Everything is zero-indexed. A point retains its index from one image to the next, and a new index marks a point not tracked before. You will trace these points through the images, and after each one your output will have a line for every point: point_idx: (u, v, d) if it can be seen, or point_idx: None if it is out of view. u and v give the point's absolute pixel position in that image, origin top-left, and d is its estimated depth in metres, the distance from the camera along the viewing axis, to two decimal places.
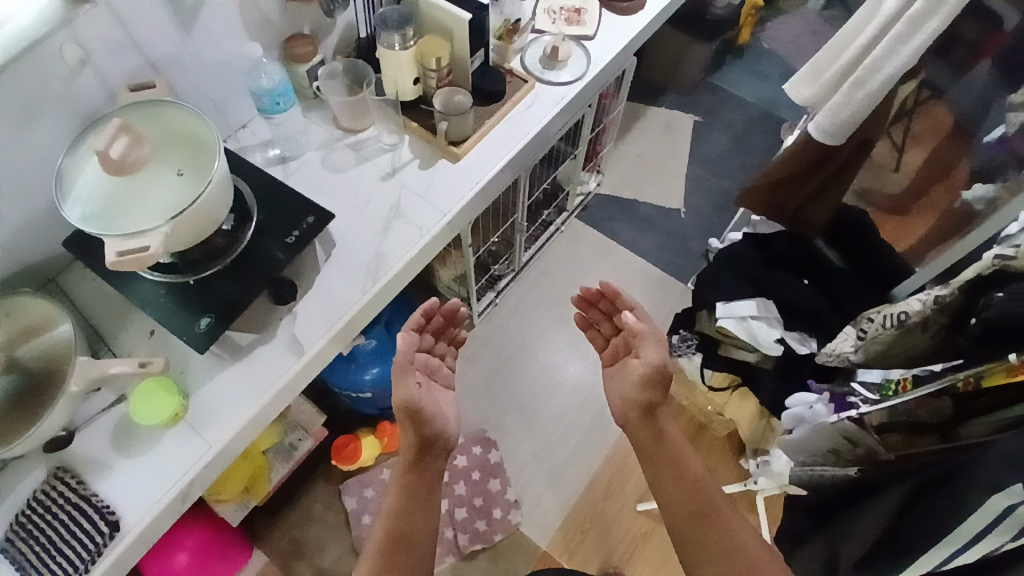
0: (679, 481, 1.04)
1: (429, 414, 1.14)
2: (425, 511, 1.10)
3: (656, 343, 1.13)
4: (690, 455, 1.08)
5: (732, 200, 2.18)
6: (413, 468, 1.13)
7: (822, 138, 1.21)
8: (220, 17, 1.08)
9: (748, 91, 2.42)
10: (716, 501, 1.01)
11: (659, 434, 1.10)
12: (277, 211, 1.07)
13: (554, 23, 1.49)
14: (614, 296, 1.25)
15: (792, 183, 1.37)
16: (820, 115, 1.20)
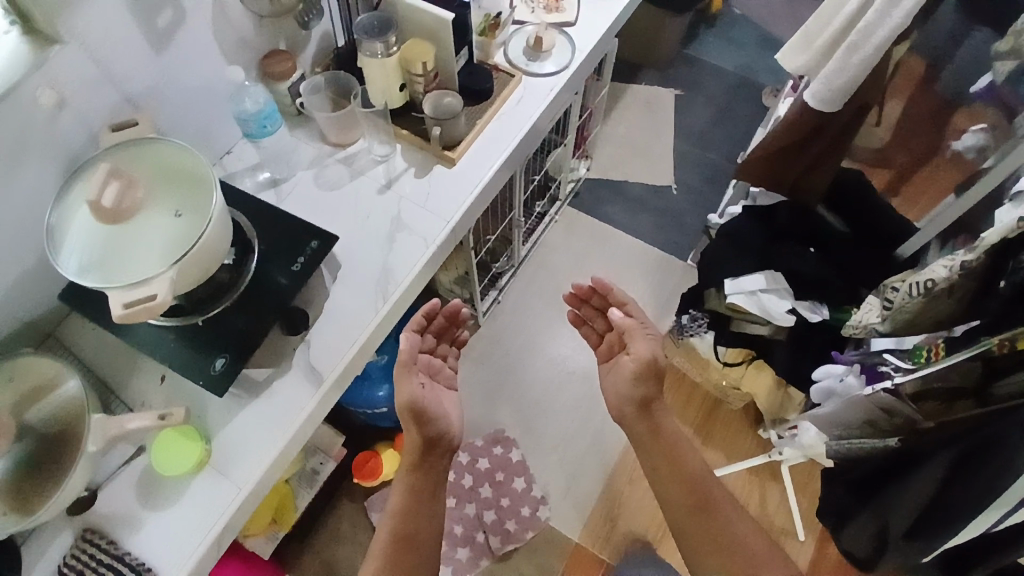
0: (680, 478, 1.11)
1: (434, 416, 1.14)
2: (430, 511, 1.12)
3: (649, 338, 1.17)
4: (689, 450, 1.15)
5: (721, 172, 2.17)
6: (416, 470, 1.14)
7: (819, 105, 1.20)
8: (195, 42, 1.03)
9: (725, 60, 2.40)
10: (714, 494, 1.09)
11: (659, 431, 1.16)
12: (279, 240, 1.04)
13: (534, 12, 1.46)
14: (603, 287, 1.25)
15: (789, 153, 1.36)
16: (815, 83, 1.19)
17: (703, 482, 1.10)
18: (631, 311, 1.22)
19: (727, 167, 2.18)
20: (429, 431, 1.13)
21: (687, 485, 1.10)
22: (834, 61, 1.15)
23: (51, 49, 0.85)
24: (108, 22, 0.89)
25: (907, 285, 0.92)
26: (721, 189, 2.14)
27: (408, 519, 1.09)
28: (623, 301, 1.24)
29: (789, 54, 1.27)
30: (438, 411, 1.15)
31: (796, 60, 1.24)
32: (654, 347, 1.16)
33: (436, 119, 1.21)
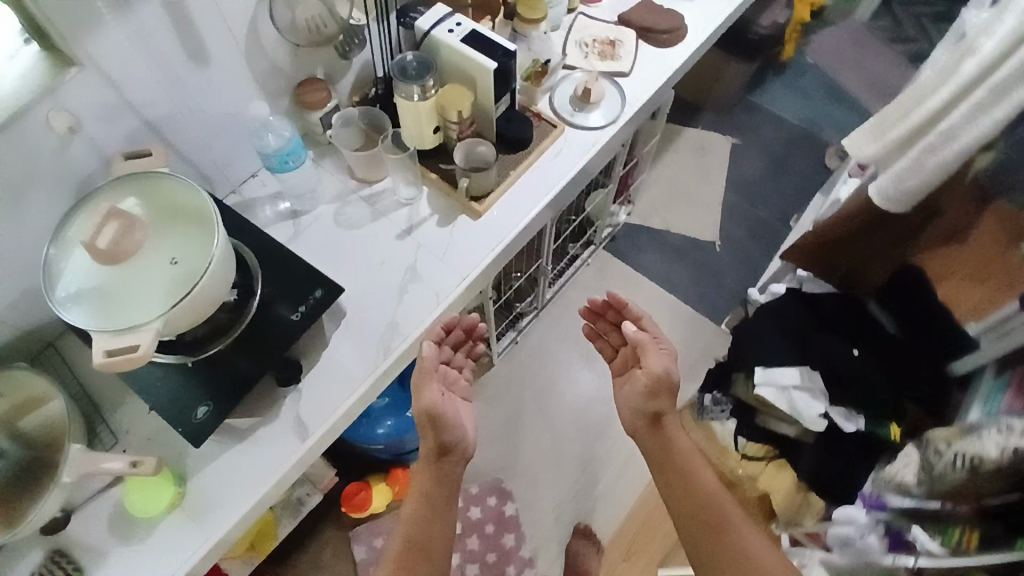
0: (690, 497, 1.02)
1: (451, 420, 1.03)
2: (443, 518, 1.00)
3: (661, 352, 1.12)
4: (700, 465, 1.06)
5: (771, 232, 2.04)
6: (431, 475, 1.03)
7: (884, 202, 1.08)
8: (224, 69, 1.02)
9: (790, 111, 2.25)
10: (729, 513, 0.99)
11: (670, 445, 1.09)
12: (284, 284, 1.00)
13: (587, 57, 1.37)
14: (629, 309, 1.21)
15: (842, 245, 1.25)
16: (883, 177, 1.08)
17: (716, 500, 1.01)
18: (647, 324, 1.18)
19: (777, 228, 2.04)
20: (444, 435, 1.02)
21: (696, 504, 1.01)
22: (907, 159, 1.03)
23: (68, 72, 0.84)
24: (125, 51, 0.88)
25: (953, 453, 0.81)
26: (767, 251, 2.00)
27: (418, 527, 0.98)
28: (637, 313, 1.20)
29: (860, 139, 1.13)
30: (454, 415, 1.04)
31: (863, 149, 1.12)
32: (666, 363, 1.10)
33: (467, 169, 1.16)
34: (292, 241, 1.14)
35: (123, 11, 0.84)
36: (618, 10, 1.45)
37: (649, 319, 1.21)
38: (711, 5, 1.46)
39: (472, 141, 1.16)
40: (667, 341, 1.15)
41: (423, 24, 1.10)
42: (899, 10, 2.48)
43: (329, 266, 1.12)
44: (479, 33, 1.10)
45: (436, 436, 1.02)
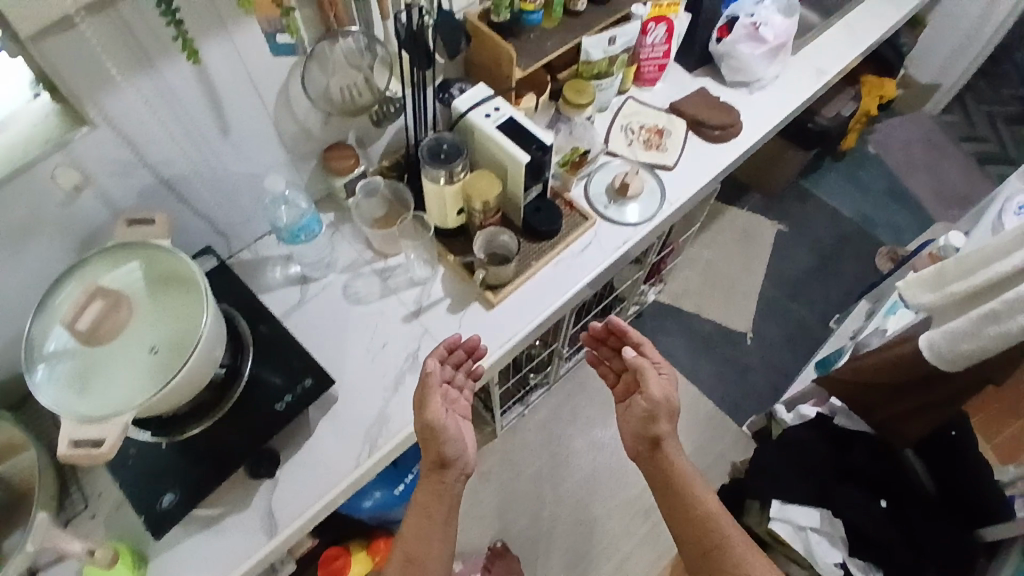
0: (690, 518, 0.96)
1: (449, 435, 0.95)
2: (440, 531, 0.94)
3: (663, 382, 1.04)
4: (701, 482, 1.00)
5: (808, 332, 1.92)
6: (428, 488, 0.97)
7: (933, 357, 0.97)
8: (250, 131, 0.98)
9: (843, 203, 2.14)
10: (729, 532, 0.93)
11: (672, 470, 1.01)
12: (275, 369, 0.94)
13: (631, 144, 1.31)
14: (632, 335, 1.12)
15: (884, 390, 1.14)
16: (936, 331, 0.97)
17: (717, 519, 0.95)
18: (649, 351, 1.10)
19: (814, 329, 1.93)
20: (443, 450, 0.94)
21: (698, 524, 0.95)
22: (968, 318, 0.91)
23: (79, 131, 0.79)
24: (144, 113, 0.83)
25: None
26: (802, 353, 1.88)
27: (415, 540, 0.93)
28: (637, 338, 1.12)
29: (917, 284, 1.03)
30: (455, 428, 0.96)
31: (920, 297, 1.01)
32: (671, 399, 1.04)
33: (488, 261, 1.11)
34: (296, 310, 1.09)
35: (137, 77, 0.79)
36: (671, 97, 1.38)
37: (650, 343, 1.12)
38: (771, 103, 1.38)
39: (496, 231, 1.11)
40: (669, 365, 1.08)
41: (460, 106, 1.06)
42: (970, 108, 2.36)
43: (328, 345, 1.06)
44: (518, 121, 1.04)
45: (432, 449, 0.95)
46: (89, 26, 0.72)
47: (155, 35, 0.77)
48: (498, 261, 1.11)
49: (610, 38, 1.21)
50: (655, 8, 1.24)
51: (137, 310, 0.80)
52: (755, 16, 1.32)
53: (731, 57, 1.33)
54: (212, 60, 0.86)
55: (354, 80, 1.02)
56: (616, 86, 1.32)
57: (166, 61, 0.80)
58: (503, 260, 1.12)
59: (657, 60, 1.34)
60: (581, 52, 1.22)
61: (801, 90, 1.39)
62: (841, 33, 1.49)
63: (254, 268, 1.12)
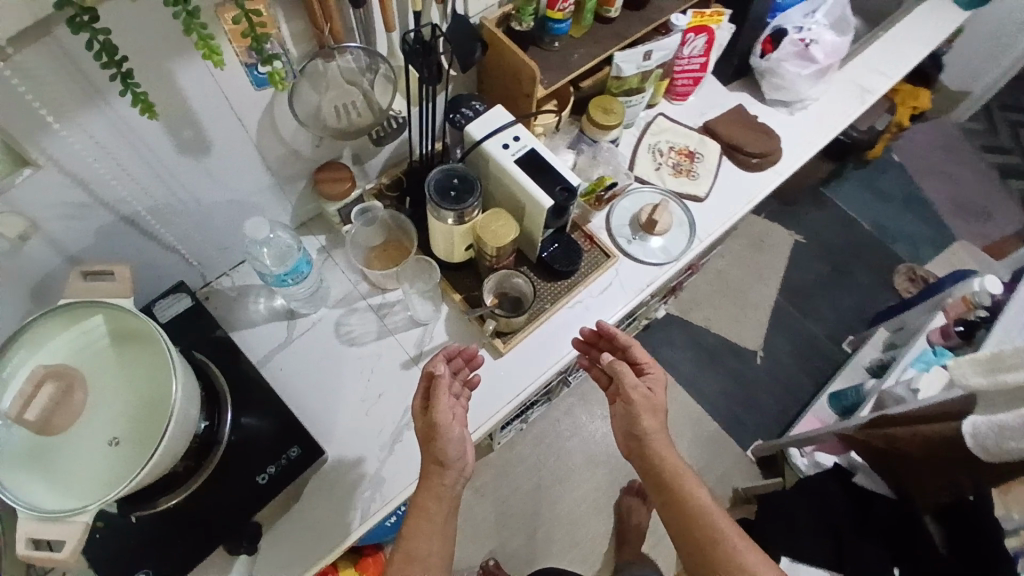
0: (682, 518, 0.83)
1: (450, 436, 0.83)
2: (435, 527, 0.81)
3: (645, 393, 0.90)
4: (692, 475, 0.87)
5: (822, 352, 1.81)
6: (423, 497, 0.82)
7: (975, 445, 0.89)
8: (227, 156, 0.85)
9: (865, 212, 2.00)
10: (721, 526, 0.80)
11: (659, 466, 0.87)
12: (256, 432, 0.84)
13: (659, 168, 1.19)
14: (618, 338, 0.96)
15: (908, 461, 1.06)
16: (982, 418, 0.89)
17: (708, 514, 0.82)
18: (637, 356, 0.94)
19: (828, 349, 1.81)
20: (445, 455, 0.82)
21: (689, 524, 0.82)
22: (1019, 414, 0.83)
23: (20, 174, 0.67)
24: (99, 148, 0.70)
25: None
26: (814, 375, 1.78)
27: (406, 546, 0.79)
28: (625, 343, 0.96)
29: (969, 366, 0.96)
30: (460, 425, 0.84)
31: (970, 380, 0.93)
32: (654, 410, 0.90)
33: (500, 307, 0.99)
34: (281, 350, 0.98)
35: (80, 116, 0.66)
36: (703, 114, 1.26)
37: (638, 344, 0.96)
38: (814, 128, 1.25)
39: (509, 273, 1.00)
40: (656, 366, 0.93)
41: (475, 132, 0.93)
42: (997, 115, 2.23)
43: (316, 394, 0.96)
44: (539, 154, 0.92)
45: (430, 455, 0.83)
46: (13, 68, 0.58)
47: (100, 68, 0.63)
48: (510, 307, 1.00)
49: (646, 53, 1.08)
50: (697, 17, 1.10)
51: (97, 392, 0.71)
52: (804, 31, 1.18)
53: (774, 75, 1.19)
54: (173, 88, 0.72)
55: (351, 98, 0.88)
56: (645, 101, 1.19)
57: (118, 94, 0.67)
58: (517, 306, 1.00)
59: (693, 72, 1.20)
60: (611, 66, 1.08)
61: (842, 113, 1.25)
62: (888, 43, 1.33)
63: (233, 300, 1.00)
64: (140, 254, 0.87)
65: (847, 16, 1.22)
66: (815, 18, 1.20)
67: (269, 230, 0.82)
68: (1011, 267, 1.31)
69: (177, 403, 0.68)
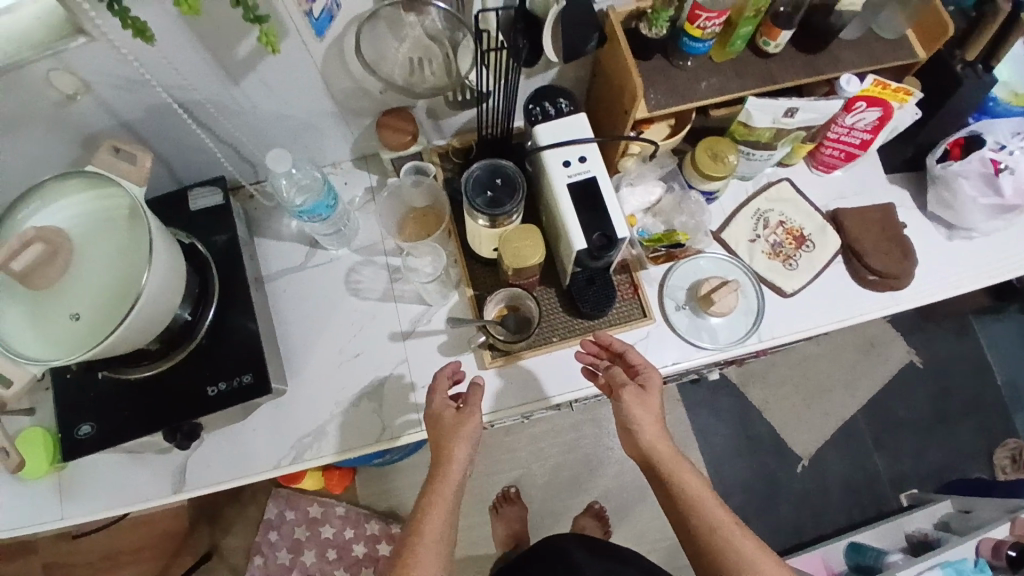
0: (678, 511, 0.76)
1: (465, 432, 0.78)
2: (446, 510, 0.74)
3: (635, 392, 0.79)
4: (689, 463, 0.77)
5: (874, 492, 1.56)
6: (435, 487, 0.75)
7: None
8: (287, 72, 0.83)
9: (1010, 363, 1.63)
10: (712, 513, 0.73)
11: (654, 457, 0.77)
12: (225, 342, 0.88)
13: (754, 240, 1.02)
14: (614, 345, 0.86)
15: None
16: None
17: (699, 499, 0.74)
18: (631, 359, 0.83)
19: (881, 492, 1.56)
20: (457, 446, 0.77)
21: (685, 517, 0.75)
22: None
23: (73, 42, 0.68)
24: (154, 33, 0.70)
25: None
26: (852, 512, 1.55)
27: (416, 523, 0.73)
28: (621, 348, 0.85)
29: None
30: (475, 424, 0.79)
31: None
32: (650, 409, 0.78)
33: (502, 324, 0.93)
34: (291, 273, 1.00)
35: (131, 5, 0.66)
36: (843, 197, 1.05)
37: (633, 349, 0.85)
38: (973, 264, 1.01)
39: (523, 291, 0.93)
40: (652, 366, 0.82)
41: (542, 135, 0.83)
42: None
43: (305, 327, 0.98)
44: (597, 186, 0.81)
45: (442, 443, 0.78)
46: None
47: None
48: (513, 327, 0.93)
49: (788, 110, 0.88)
50: (876, 87, 0.87)
51: (79, 266, 0.74)
52: (1004, 152, 0.96)
53: (945, 187, 0.98)
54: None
55: (430, 53, 0.79)
56: (775, 159, 0.99)
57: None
58: (521, 330, 0.93)
59: (849, 146, 0.98)
60: (741, 109, 0.90)
61: (1019, 260, 1.01)
62: None
63: (270, 209, 1.02)
64: (190, 138, 0.89)
65: None
66: None
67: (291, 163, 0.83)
68: None
69: (145, 284, 0.71)
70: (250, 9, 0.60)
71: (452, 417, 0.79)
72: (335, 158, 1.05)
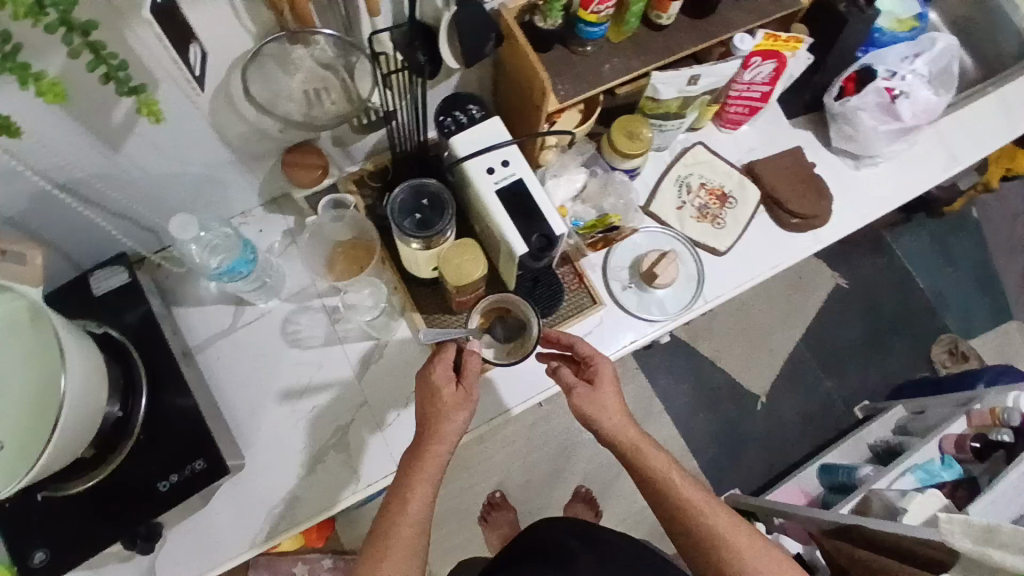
0: (650, 492, 0.76)
1: (461, 413, 0.75)
2: (432, 484, 0.72)
3: (585, 390, 0.79)
4: (652, 445, 0.78)
5: (829, 414, 1.66)
6: (422, 463, 0.73)
7: None
8: (174, 127, 0.76)
9: (922, 269, 1.78)
10: (684, 495, 0.74)
11: (618, 445, 0.78)
12: (170, 428, 0.80)
13: (682, 207, 1.04)
14: (562, 339, 0.84)
15: None
16: None
17: (668, 482, 0.75)
18: (581, 352, 0.81)
19: (836, 411, 1.67)
20: (450, 422, 0.74)
21: (659, 498, 0.76)
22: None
23: None
24: (16, 112, 0.62)
25: None
26: (815, 437, 1.65)
27: (402, 488, 0.72)
28: (569, 342, 0.83)
29: (960, 527, 0.83)
30: (470, 404, 0.75)
31: (957, 542, 0.82)
32: (604, 398, 0.79)
33: (490, 333, 0.88)
34: (222, 338, 0.94)
35: None
36: (753, 150, 1.10)
37: (581, 338, 0.83)
38: (880, 190, 1.08)
39: (517, 298, 0.86)
40: (601, 359, 0.81)
41: (460, 146, 0.81)
42: None
43: (251, 391, 0.92)
44: (525, 189, 0.80)
45: (432, 419, 0.75)
46: None
47: (33, 38, 0.55)
48: (503, 336, 0.89)
49: (690, 78, 0.91)
50: (768, 40, 0.92)
51: None
52: (896, 79, 1.03)
53: (846, 122, 1.04)
54: (119, 49, 0.63)
55: (326, 83, 0.76)
56: (685, 126, 1.02)
57: (47, 58, 0.58)
58: (512, 337, 0.89)
59: (751, 101, 1.02)
60: (648, 85, 0.91)
61: (921, 178, 1.10)
62: (1000, 112, 1.15)
63: (183, 275, 0.95)
64: (80, 218, 0.81)
65: (952, 68, 1.07)
66: (912, 65, 1.05)
67: (197, 226, 0.78)
68: None
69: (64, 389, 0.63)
70: (123, 81, 0.54)
71: (453, 394, 0.75)
72: (242, 206, 0.98)
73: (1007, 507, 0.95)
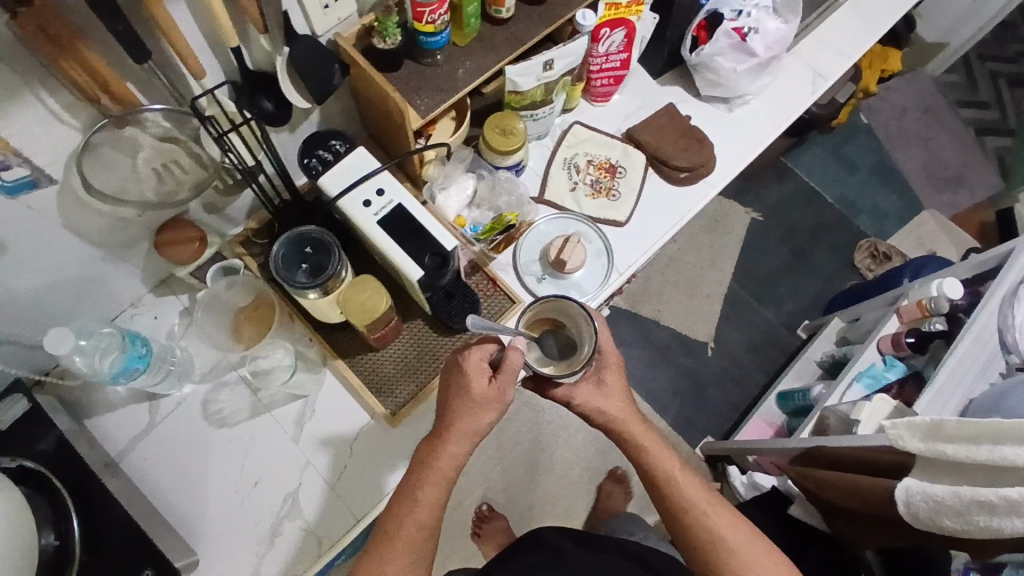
0: (652, 484, 0.77)
1: (490, 410, 0.70)
2: (443, 490, 0.70)
3: (592, 388, 0.77)
4: (659, 439, 0.79)
5: (776, 341, 1.72)
6: (439, 461, 0.70)
7: (901, 505, 0.78)
8: (24, 239, 0.71)
9: (827, 183, 1.86)
10: (687, 495, 0.75)
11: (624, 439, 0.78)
12: (108, 547, 0.75)
13: (575, 188, 1.05)
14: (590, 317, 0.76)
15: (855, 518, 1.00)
16: (917, 481, 0.77)
17: (672, 481, 0.76)
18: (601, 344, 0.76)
19: (782, 336, 1.73)
20: (474, 419, 0.70)
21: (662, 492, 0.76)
22: (998, 491, 0.68)
23: None
24: None
25: None
26: (768, 366, 1.70)
27: (410, 492, 0.70)
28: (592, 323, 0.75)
29: (907, 429, 0.79)
30: (500, 405, 0.70)
31: (910, 446, 0.78)
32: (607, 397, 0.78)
33: (540, 344, 0.76)
34: (142, 438, 0.89)
35: None
36: (629, 116, 1.11)
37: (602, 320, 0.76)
38: (756, 125, 1.12)
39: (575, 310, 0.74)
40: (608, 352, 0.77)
41: (331, 185, 0.79)
42: (974, 69, 2.06)
43: (188, 484, 0.88)
44: (407, 211, 0.79)
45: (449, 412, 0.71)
46: None
47: None
48: (555, 351, 0.76)
49: (545, 64, 0.92)
50: (610, 10, 0.95)
51: None
52: (742, 17, 1.08)
53: (708, 70, 1.07)
54: None
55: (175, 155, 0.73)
56: (558, 109, 1.03)
57: None
58: (563, 354, 0.76)
59: (614, 71, 1.04)
60: (506, 80, 0.92)
61: (794, 104, 1.14)
62: (850, 24, 1.21)
63: (83, 385, 0.89)
64: None
65: None
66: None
67: (73, 337, 0.73)
68: (970, 271, 1.16)
69: None
70: None
71: (485, 390, 0.70)
72: (130, 297, 0.93)
73: (953, 395, 0.96)
